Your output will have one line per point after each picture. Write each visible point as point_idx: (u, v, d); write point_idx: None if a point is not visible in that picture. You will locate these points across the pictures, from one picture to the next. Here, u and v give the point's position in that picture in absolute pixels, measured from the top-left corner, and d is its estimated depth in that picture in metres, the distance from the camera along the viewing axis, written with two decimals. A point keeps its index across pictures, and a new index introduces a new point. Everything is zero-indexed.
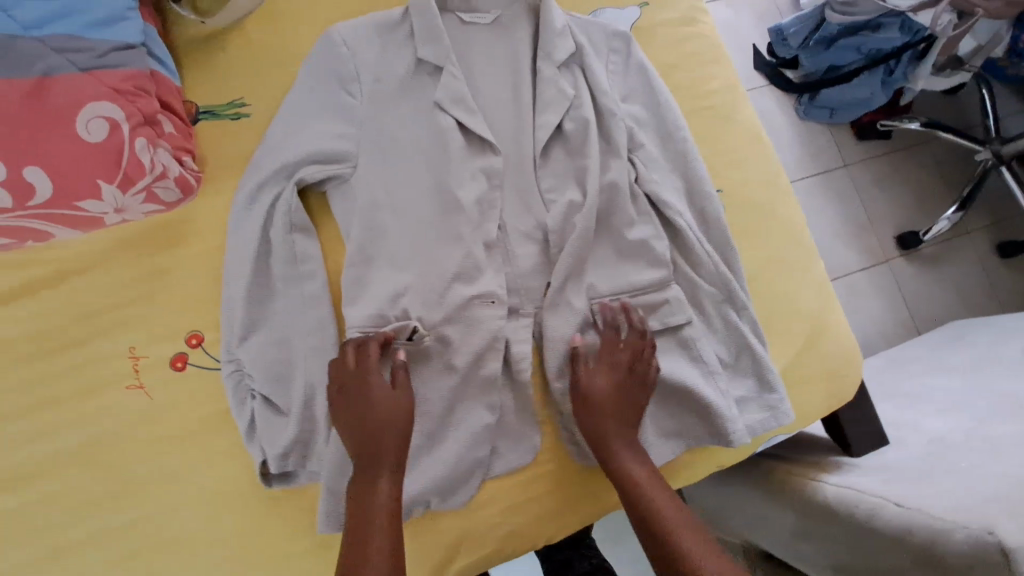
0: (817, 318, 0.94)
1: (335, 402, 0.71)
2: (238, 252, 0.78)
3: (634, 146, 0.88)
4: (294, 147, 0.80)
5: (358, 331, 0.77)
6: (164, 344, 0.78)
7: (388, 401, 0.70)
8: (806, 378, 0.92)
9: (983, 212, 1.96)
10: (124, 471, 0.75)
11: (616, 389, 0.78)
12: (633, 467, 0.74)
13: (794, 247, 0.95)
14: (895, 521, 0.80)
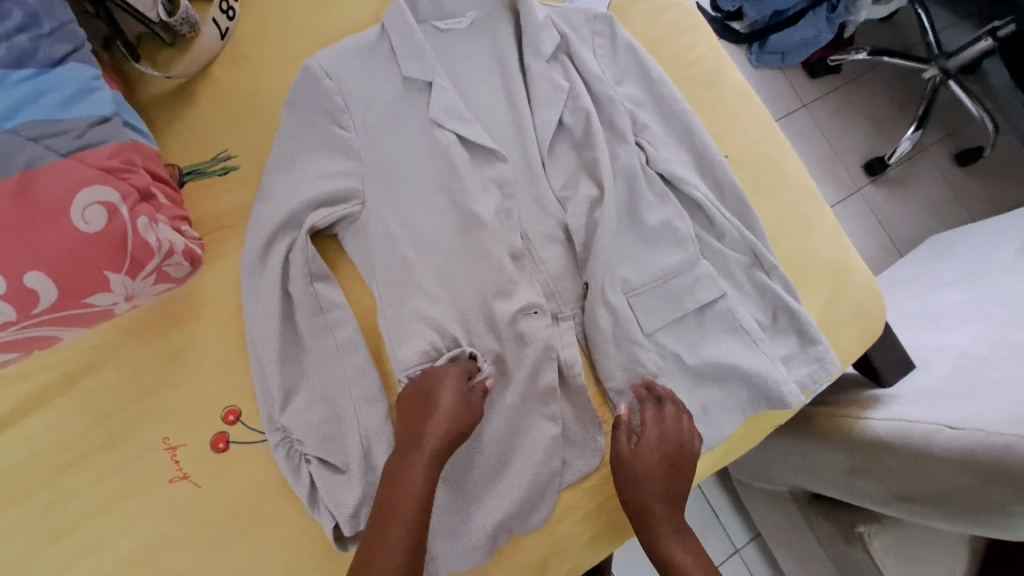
0: (841, 263, 0.93)
1: (414, 396, 0.68)
2: (259, 314, 0.72)
3: (639, 128, 0.86)
4: (296, 192, 0.75)
5: (411, 370, 0.74)
6: (198, 427, 0.72)
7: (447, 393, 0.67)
8: (842, 323, 0.92)
9: (938, 126, 2.03)
10: (185, 572, 0.68)
11: (662, 449, 0.73)
12: (674, 541, 0.70)
13: (805, 199, 0.94)
14: (954, 444, 0.82)
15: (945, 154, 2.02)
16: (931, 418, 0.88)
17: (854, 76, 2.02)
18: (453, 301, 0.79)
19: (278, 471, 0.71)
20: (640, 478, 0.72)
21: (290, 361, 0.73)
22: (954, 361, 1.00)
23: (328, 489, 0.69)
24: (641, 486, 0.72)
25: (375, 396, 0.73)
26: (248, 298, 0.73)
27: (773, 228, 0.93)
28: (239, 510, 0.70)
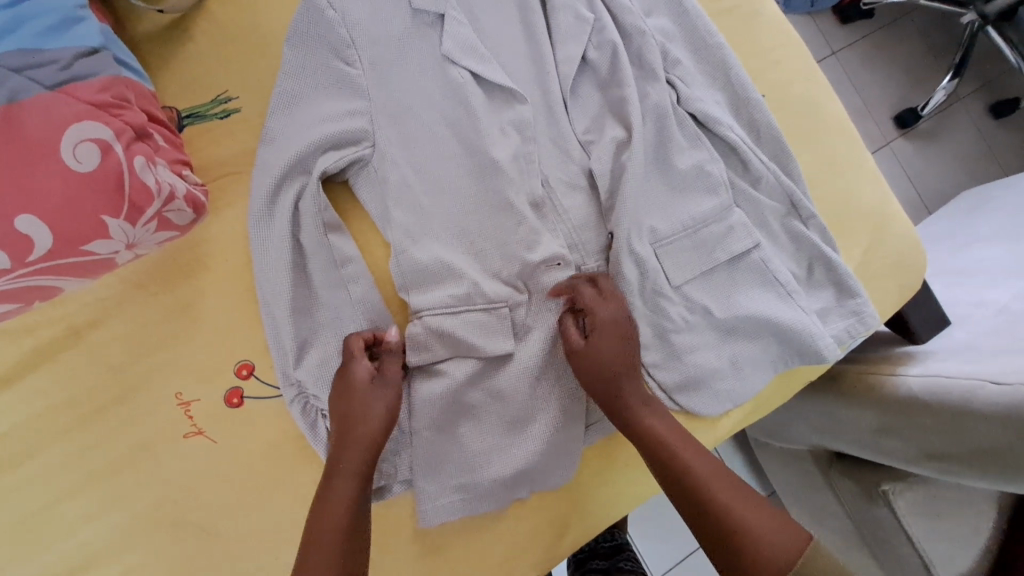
0: (880, 211, 0.88)
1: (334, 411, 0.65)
2: (268, 265, 0.68)
3: (670, 64, 0.79)
4: (303, 136, 0.70)
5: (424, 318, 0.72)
6: (211, 382, 0.69)
7: (367, 403, 0.64)
8: (878, 276, 0.88)
9: (974, 74, 1.92)
10: (205, 526, 0.67)
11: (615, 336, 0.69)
12: (713, 480, 0.63)
13: (844, 143, 0.88)
14: (999, 400, 0.78)
15: (981, 105, 1.91)
16: (972, 373, 0.83)
17: (889, 21, 1.90)
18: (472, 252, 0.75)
19: (294, 425, 0.69)
20: (639, 421, 0.68)
21: (302, 314, 0.69)
22: (994, 317, 0.96)
23: None
24: (611, 384, 0.68)
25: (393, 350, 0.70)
26: (255, 249, 0.69)
27: (809, 175, 0.87)
28: (256, 466, 0.69)
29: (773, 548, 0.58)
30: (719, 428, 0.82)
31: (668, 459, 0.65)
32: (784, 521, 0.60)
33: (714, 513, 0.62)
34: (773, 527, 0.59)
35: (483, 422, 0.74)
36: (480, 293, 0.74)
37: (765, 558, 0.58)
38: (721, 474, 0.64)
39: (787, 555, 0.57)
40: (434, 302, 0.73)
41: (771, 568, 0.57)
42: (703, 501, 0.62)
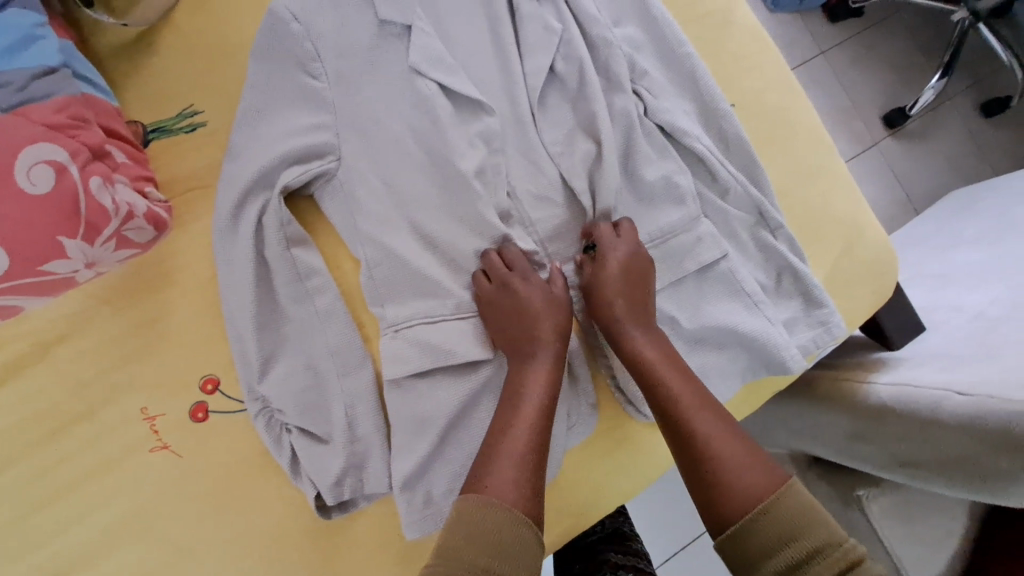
0: (852, 219, 0.88)
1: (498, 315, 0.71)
2: (233, 279, 0.69)
3: (637, 74, 0.79)
4: (266, 151, 0.70)
5: (393, 330, 0.73)
6: (178, 396, 0.70)
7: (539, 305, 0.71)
8: (853, 285, 0.87)
9: (964, 73, 1.91)
10: (172, 537, 0.68)
11: (625, 269, 0.73)
12: (697, 412, 0.66)
13: (818, 152, 0.88)
14: (962, 410, 0.78)
15: (971, 103, 1.90)
16: (938, 383, 0.83)
17: (878, 19, 1.89)
18: (438, 264, 0.75)
19: (258, 439, 0.70)
20: (630, 343, 0.71)
21: (266, 328, 0.70)
22: (967, 324, 0.96)
23: (311, 460, 0.68)
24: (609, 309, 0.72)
25: (359, 363, 0.71)
26: (220, 264, 0.69)
27: (781, 184, 0.87)
28: (221, 478, 0.69)
29: (742, 486, 0.60)
30: None
31: (655, 383, 0.69)
32: (760, 465, 0.61)
33: (691, 443, 0.65)
34: (747, 468, 0.61)
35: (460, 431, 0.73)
36: (450, 304, 0.73)
37: (731, 493, 0.60)
38: (708, 410, 0.66)
39: (757, 496, 0.59)
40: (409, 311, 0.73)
41: (735, 502, 0.59)
42: (683, 431, 0.66)
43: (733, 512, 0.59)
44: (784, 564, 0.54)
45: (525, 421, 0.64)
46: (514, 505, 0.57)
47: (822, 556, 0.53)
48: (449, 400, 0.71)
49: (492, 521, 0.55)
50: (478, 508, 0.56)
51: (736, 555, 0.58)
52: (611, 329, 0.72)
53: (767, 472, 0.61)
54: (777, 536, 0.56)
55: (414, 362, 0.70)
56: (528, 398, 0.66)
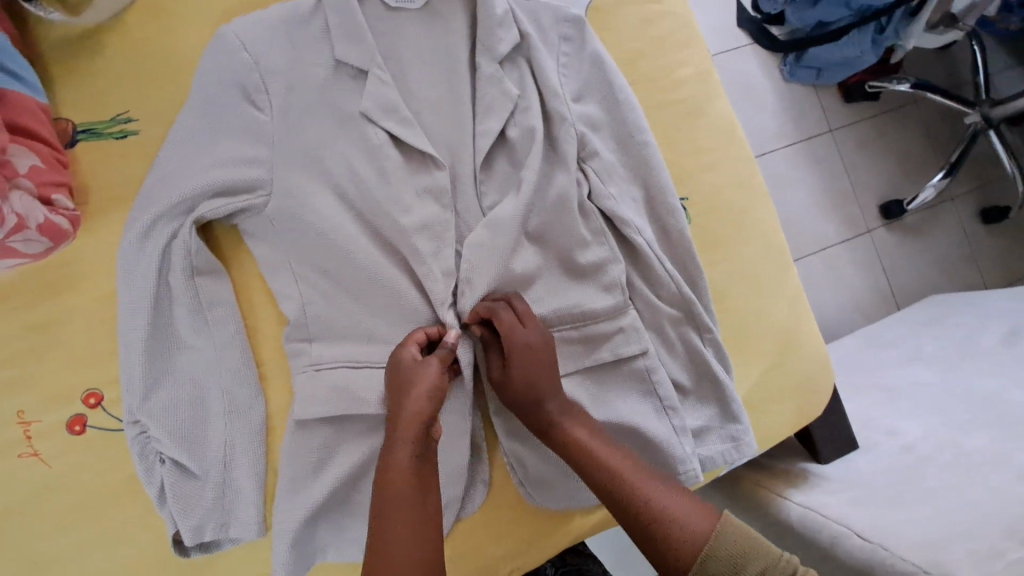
0: (790, 333, 0.86)
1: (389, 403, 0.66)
2: (131, 299, 0.67)
3: (588, 154, 0.77)
4: (190, 175, 0.68)
5: (311, 368, 0.71)
6: (57, 405, 0.68)
7: (422, 392, 0.64)
8: (775, 398, 0.85)
9: (968, 176, 1.87)
10: (25, 547, 0.67)
11: (541, 342, 0.70)
12: (631, 474, 0.65)
13: (767, 259, 0.87)
14: (858, 553, 0.76)
15: (970, 208, 1.87)
16: (844, 518, 0.81)
17: (892, 108, 1.85)
18: (350, 313, 0.73)
19: (131, 463, 0.68)
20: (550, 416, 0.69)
21: (156, 355, 0.67)
22: (895, 455, 0.93)
23: (178, 495, 0.66)
24: (530, 381, 0.68)
25: (249, 402, 0.70)
26: (121, 279, 0.67)
27: (721, 285, 0.85)
28: (85, 497, 0.68)
29: (685, 534, 0.60)
30: (578, 528, 0.80)
31: (581, 453, 0.68)
32: (695, 504, 0.62)
33: (631, 506, 0.64)
34: (686, 514, 0.61)
35: (342, 490, 0.70)
36: (380, 352, 0.72)
37: (679, 545, 0.59)
38: (638, 468, 0.66)
39: (702, 537, 0.59)
40: (316, 359, 0.71)
41: (683, 553, 0.59)
42: (622, 499, 0.64)
43: (686, 562, 0.59)
44: None
45: (401, 540, 0.58)
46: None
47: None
48: (332, 450, 0.70)
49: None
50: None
51: None
52: (530, 405, 0.69)
53: (703, 512, 0.61)
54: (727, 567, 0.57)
55: (301, 412, 0.68)
56: (402, 514, 0.60)
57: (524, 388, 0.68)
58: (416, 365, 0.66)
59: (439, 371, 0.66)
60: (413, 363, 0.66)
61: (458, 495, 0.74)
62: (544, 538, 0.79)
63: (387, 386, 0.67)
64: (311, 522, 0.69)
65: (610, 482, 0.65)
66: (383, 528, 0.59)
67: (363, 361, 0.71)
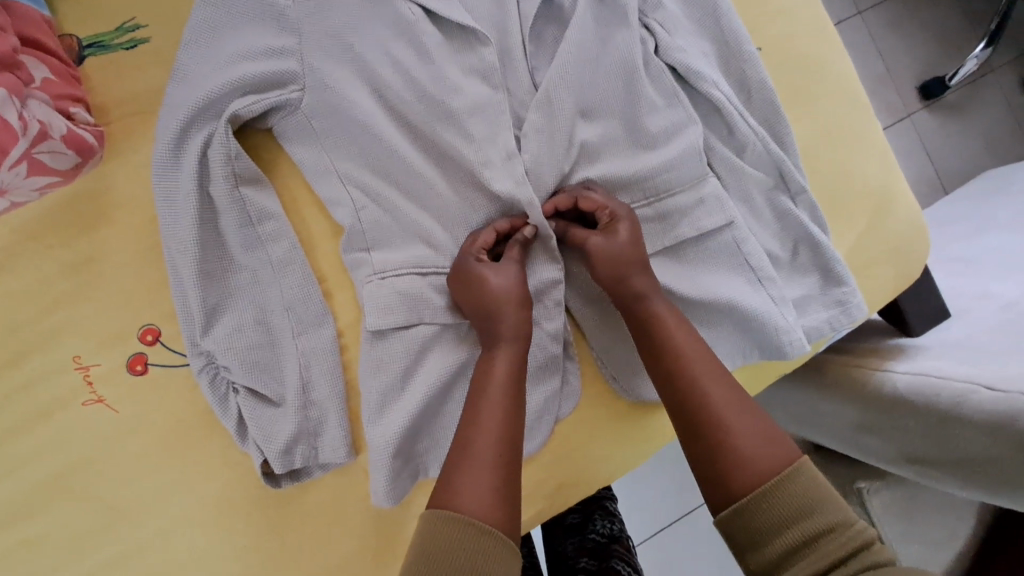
0: (882, 188, 0.78)
1: (458, 295, 0.63)
2: (174, 219, 0.61)
3: (648, 7, 0.69)
4: (217, 74, 0.61)
5: (373, 277, 0.63)
6: (114, 346, 0.63)
7: (500, 284, 0.61)
8: (872, 260, 0.78)
9: (1009, 43, 1.74)
10: (107, 498, 0.62)
11: (633, 233, 0.64)
12: (708, 375, 0.58)
13: (850, 112, 0.78)
14: (990, 406, 0.71)
15: (1013, 77, 1.74)
16: (962, 374, 0.76)
17: None
18: (412, 213, 0.66)
19: (203, 398, 0.63)
20: (641, 296, 0.62)
21: (212, 277, 0.62)
22: (998, 314, 0.86)
23: (258, 423, 0.61)
24: (613, 260, 0.62)
25: (317, 320, 0.64)
26: (160, 199, 0.61)
27: (802, 144, 0.77)
28: (162, 439, 0.63)
29: (752, 465, 0.52)
30: None
31: (661, 336, 0.61)
32: (773, 438, 0.54)
33: (699, 419, 0.56)
34: (756, 444, 0.53)
35: (432, 407, 0.64)
36: (446, 254, 0.66)
37: (741, 470, 0.52)
38: (718, 374, 0.58)
39: (767, 473, 0.52)
40: (385, 265, 0.64)
41: (738, 480, 0.52)
42: (693, 399, 0.57)
43: (741, 487, 0.52)
44: (792, 542, 0.48)
45: (490, 422, 0.55)
46: (484, 515, 0.50)
47: (829, 538, 0.47)
48: (415, 361, 0.63)
49: (455, 533, 0.48)
50: (446, 522, 0.49)
51: (740, 535, 0.51)
52: (611, 288, 0.63)
53: (779, 447, 0.53)
54: (785, 512, 0.49)
55: (374, 321, 0.62)
56: (496, 390, 0.57)
57: (606, 269, 0.63)
58: (484, 265, 0.62)
59: (518, 274, 0.62)
60: (473, 257, 0.63)
61: (554, 393, 0.69)
62: (645, 434, 0.73)
63: (455, 272, 0.63)
64: (406, 438, 0.63)
65: (686, 391, 0.57)
66: (467, 414, 0.56)
67: (427, 265, 0.65)
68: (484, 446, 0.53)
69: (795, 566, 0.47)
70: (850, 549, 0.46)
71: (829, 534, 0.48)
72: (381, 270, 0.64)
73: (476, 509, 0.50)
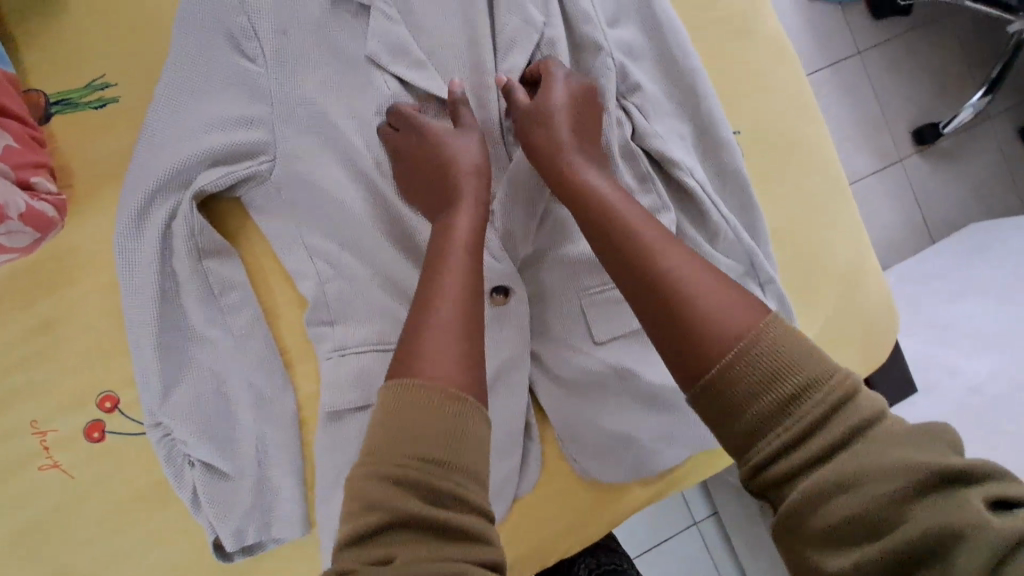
0: (854, 275, 0.78)
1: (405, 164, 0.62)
2: (134, 290, 0.60)
3: (628, 89, 0.67)
4: (185, 145, 0.60)
5: (334, 355, 0.63)
6: (72, 411, 0.62)
7: (465, 149, 0.60)
8: (839, 346, 0.78)
9: (1005, 92, 1.73)
10: (59, 563, 0.62)
11: (574, 96, 0.62)
12: (670, 252, 0.48)
13: (826, 198, 0.78)
14: None
15: (1008, 126, 1.73)
16: None
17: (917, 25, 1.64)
18: (377, 288, 0.65)
19: (159, 468, 0.63)
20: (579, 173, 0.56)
21: (172, 350, 0.61)
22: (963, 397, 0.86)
23: (212, 497, 0.61)
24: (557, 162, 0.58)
25: (277, 393, 0.64)
26: (121, 267, 0.60)
27: (777, 227, 0.77)
28: (117, 507, 0.63)
29: (712, 322, 0.42)
30: (638, 500, 0.75)
31: (616, 229, 0.51)
32: (739, 295, 0.44)
33: (654, 295, 0.46)
34: (722, 305, 0.43)
35: None
36: None
37: (704, 339, 0.42)
38: (678, 250, 0.48)
39: (732, 335, 0.41)
40: (347, 343, 0.63)
41: (709, 351, 0.42)
42: (652, 287, 0.46)
43: (710, 351, 0.42)
44: (771, 403, 0.39)
45: (452, 288, 0.50)
46: (457, 382, 0.44)
47: (816, 393, 0.38)
48: None
49: (411, 400, 0.42)
50: (411, 387, 0.43)
51: (710, 409, 0.41)
52: (568, 193, 0.56)
53: (749, 306, 0.43)
54: (756, 375, 0.39)
55: (332, 401, 0.62)
56: (460, 263, 0.52)
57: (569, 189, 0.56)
58: (450, 137, 0.60)
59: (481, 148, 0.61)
60: (416, 121, 0.62)
61: (515, 470, 0.69)
62: (603, 511, 0.74)
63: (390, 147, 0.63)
64: None
65: (648, 278, 0.47)
66: (425, 282, 0.51)
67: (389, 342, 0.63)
68: (442, 323, 0.47)
69: (774, 434, 0.38)
70: (834, 404, 0.38)
71: (812, 389, 0.38)
72: (343, 346, 0.63)
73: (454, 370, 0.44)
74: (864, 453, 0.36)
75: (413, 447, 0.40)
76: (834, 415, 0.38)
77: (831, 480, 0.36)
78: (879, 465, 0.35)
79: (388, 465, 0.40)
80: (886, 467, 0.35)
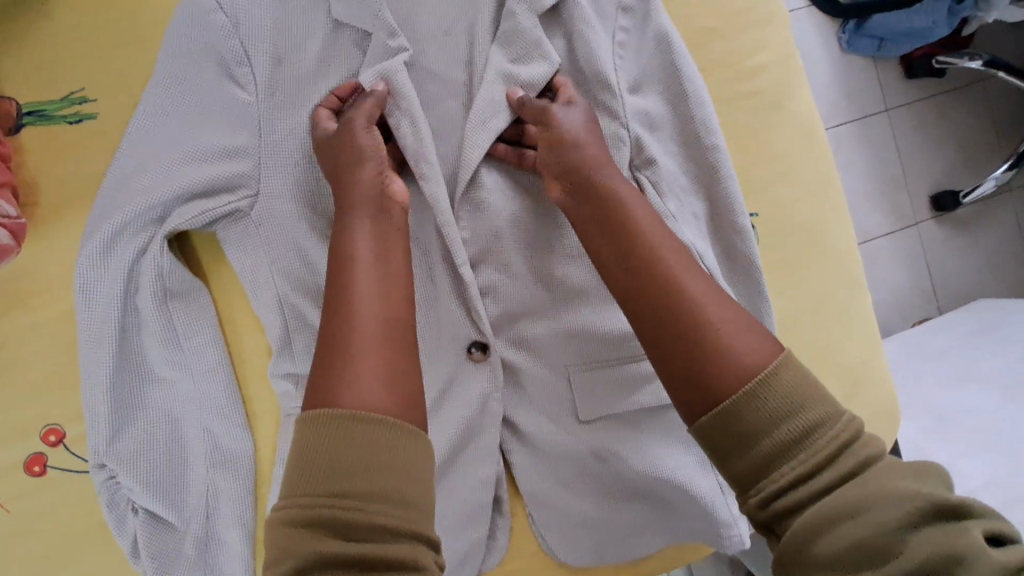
0: (860, 371, 0.74)
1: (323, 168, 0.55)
2: (90, 323, 0.56)
3: (642, 160, 0.63)
4: (161, 175, 0.56)
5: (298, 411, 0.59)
6: (13, 441, 0.58)
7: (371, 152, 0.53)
8: None
9: None
10: None
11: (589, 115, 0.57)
12: (680, 271, 0.46)
13: (839, 287, 0.74)
14: None
15: None
16: None
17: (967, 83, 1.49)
18: None
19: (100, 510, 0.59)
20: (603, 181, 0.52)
21: (125, 390, 0.57)
22: None
23: (153, 549, 0.57)
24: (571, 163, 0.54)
25: (234, 443, 0.60)
26: (79, 297, 0.56)
27: (785, 313, 0.73)
28: (51, 546, 0.59)
29: (736, 357, 0.41)
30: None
31: (626, 237, 0.49)
32: (754, 330, 0.43)
33: (668, 314, 0.44)
34: (741, 332, 0.43)
35: None
36: None
37: (722, 366, 0.41)
38: (685, 265, 0.47)
39: (753, 366, 0.41)
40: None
41: (725, 381, 0.41)
42: (665, 300, 0.45)
43: (726, 381, 0.41)
44: (780, 441, 0.39)
45: (368, 293, 0.45)
46: (375, 403, 0.40)
47: (823, 431, 0.39)
48: None
49: (355, 433, 0.39)
50: (341, 422, 0.39)
51: (721, 444, 0.41)
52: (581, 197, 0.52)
53: (759, 337, 0.43)
54: (779, 407, 0.40)
55: None
56: (369, 276, 0.47)
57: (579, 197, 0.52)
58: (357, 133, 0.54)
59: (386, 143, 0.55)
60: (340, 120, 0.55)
61: (478, 545, 0.65)
62: None
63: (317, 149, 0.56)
64: None
65: (660, 294, 0.45)
66: (330, 310, 0.45)
67: None
68: (366, 330, 0.44)
69: (782, 469, 0.39)
70: (841, 442, 0.38)
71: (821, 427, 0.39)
72: None
73: (371, 394, 0.41)
74: (871, 487, 0.36)
75: (349, 483, 0.38)
76: (834, 457, 0.38)
77: (838, 511, 0.36)
78: (877, 496, 0.35)
79: (325, 489, 0.37)
80: (887, 498, 0.35)
